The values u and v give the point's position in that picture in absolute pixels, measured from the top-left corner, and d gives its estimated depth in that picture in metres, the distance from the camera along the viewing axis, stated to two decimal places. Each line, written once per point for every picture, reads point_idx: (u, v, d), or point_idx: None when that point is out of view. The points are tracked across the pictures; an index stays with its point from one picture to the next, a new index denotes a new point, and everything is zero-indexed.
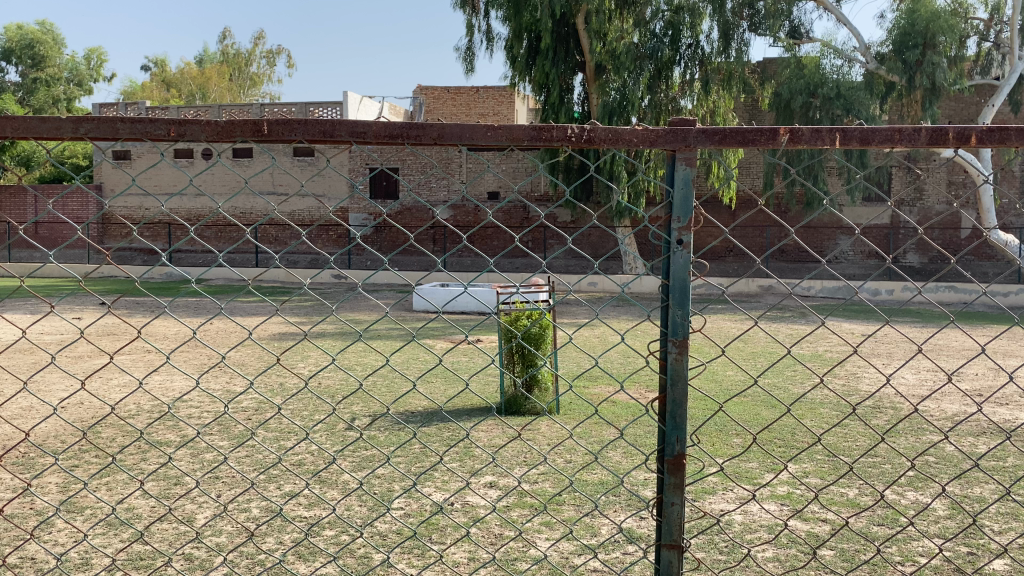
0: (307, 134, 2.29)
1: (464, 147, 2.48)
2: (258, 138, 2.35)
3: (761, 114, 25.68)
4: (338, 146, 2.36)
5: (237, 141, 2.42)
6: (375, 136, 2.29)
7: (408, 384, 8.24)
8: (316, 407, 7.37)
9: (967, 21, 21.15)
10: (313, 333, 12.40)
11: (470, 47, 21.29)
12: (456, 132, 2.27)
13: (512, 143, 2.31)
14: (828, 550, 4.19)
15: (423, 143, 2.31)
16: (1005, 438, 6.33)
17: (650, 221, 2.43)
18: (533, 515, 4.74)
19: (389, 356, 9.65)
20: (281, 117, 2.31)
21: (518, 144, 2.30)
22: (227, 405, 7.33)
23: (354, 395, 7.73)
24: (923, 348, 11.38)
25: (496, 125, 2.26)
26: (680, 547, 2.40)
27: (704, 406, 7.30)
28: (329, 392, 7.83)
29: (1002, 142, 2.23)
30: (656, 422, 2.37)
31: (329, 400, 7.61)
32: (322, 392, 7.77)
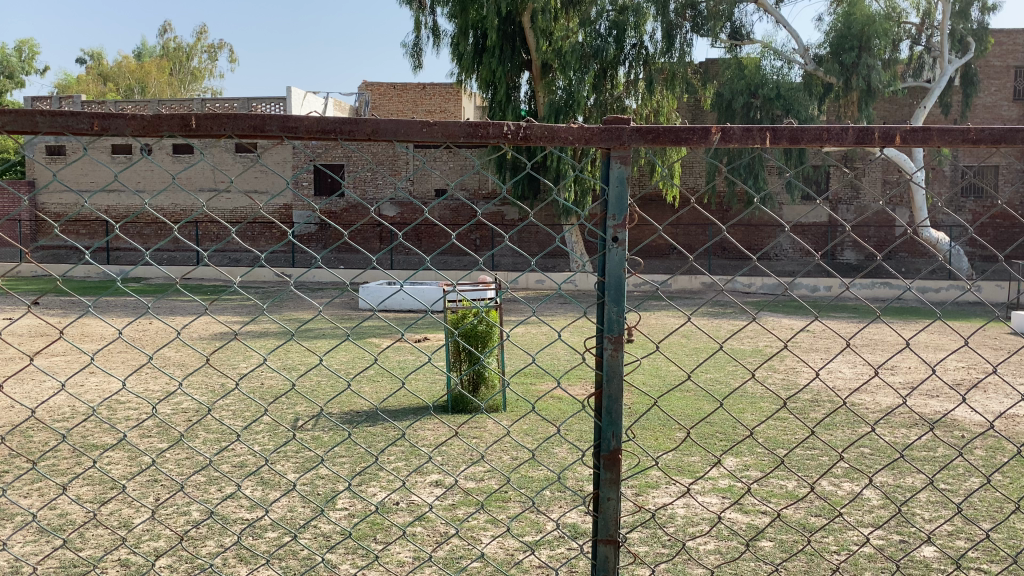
0: (237, 128, 2.23)
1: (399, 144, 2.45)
2: (186, 133, 2.27)
3: (704, 115, 26.10)
4: (270, 141, 2.31)
5: (164, 135, 2.35)
6: (306, 131, 2.25)
7: (346, 383, 8.19)
8: (254, 407, 7.26)
9: (900, 25, 21.94)
10: (248, 333, 12.20)
11: (417, 43, 21.23)
12: (391, 128, 2.23)
13: (447, 140, 2.28)
14: (767, 541, 4.29)
15: (357, 138, 2.28)
16: (932, 428, 6.57)
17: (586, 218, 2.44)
18: (478, 513, 4.75)
19: (325, 356, 9.57)
20: (210, 111, 2.24)
21: (453, 141, 2.27)
22: (163, 406, 7.21)
23: (293, 395, 7.65)
24: (856, 344, 11.71)
25: (431, 121, 2.22)
26: (616, 542, 2.41)
27: (644, 401, 7.38)
28: (268, 391, 7.73)
29: (925, 142, 2.29)
30: (592, 417, 2.38)
31: (266, 399, 7.52)
32: (260, 392, 7.67)
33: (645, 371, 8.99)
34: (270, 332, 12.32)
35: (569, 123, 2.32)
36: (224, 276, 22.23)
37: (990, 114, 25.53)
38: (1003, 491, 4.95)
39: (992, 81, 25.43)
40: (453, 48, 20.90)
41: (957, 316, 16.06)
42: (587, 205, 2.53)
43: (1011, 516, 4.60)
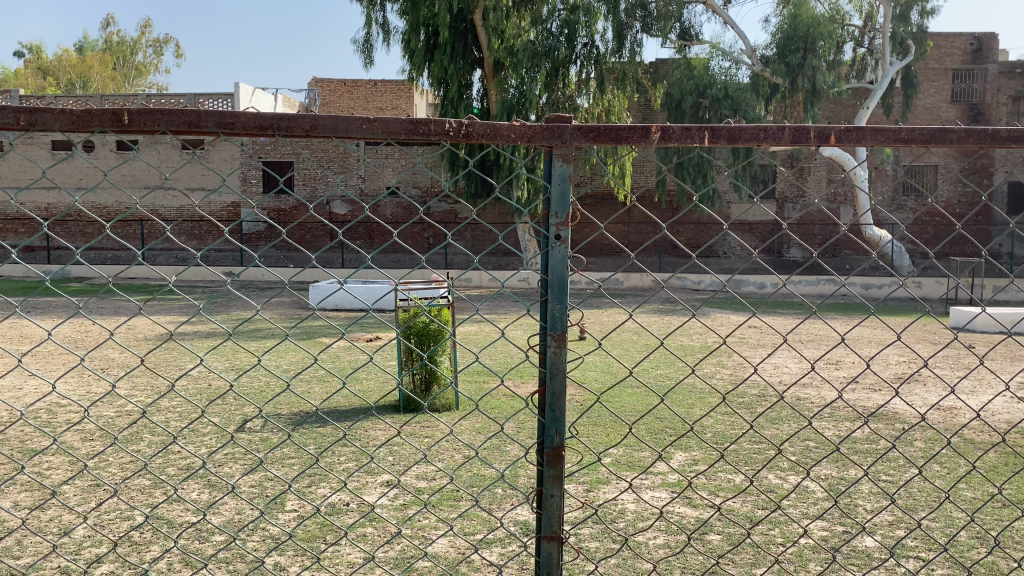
0: (171, 125, 2.18)
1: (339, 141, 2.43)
2: (118, 129, 2.22)
3: (654, 115, 26.34)
4: (205, 137, 2.27)
5: (95, 131, 2.28)
6: (243, 127, 2.22)
7: (282, 384, 8.08)
8: (195, 409, 7.13)
9: (843, 27, 22.47)
10: (185, 334, 11.95)
11: (368, 39, 21.05)
12: (331, 124, 2.21)
13: (388, 137, 2.26)
14: (716, 535, 4.36)
15: (296, 135, 2.25)
16: (868, 420, 6.74)
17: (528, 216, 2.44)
18: (429, 513, 4.73)
19: (262, 357, 9.43)
20: (143, 107, 2.19)
21: (394, 137, 2.25)
22: (98, 409, 7.02)
23: (230, 396, 7.51)
24: (797, 339, 11.94)
25: (370, 118, 2.20)
26: (560, 539, 2.42)
27: (588, 398, 7.44)
28: (205, 393, 7.58)
29: (857, 142, 2.34)
30: (536, 415, 2.38)
31: (199, 400, 7.37)
32: (196, 393, 7.52)
33: (595, 368, 9.05)
34: (213, 332, 12.09)
35: (511, 121, 2.31)
36: (165, 276, 21.81)
37: (930, 114, 26.18)
38: (940, 481, 5.09)
39: (932, 83, 26.11)
40: (405, 44, 20.76)
41: (891, 312, 16.52)
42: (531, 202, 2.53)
43: (949, 505, 4.73)
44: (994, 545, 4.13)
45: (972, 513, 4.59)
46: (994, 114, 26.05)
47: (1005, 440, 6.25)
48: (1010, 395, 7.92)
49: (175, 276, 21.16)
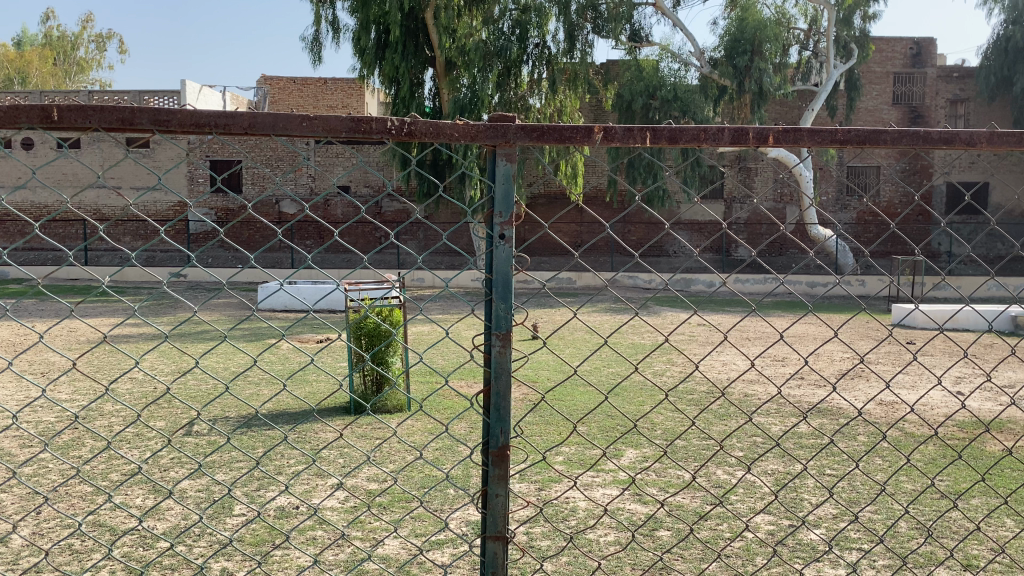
0: (104, 121, 2.12)
1: (279, 138, 2.38)
2: (48, 126, 2.14)
3: (605, 116, 26.53)
4: (141, 134, 2.21)
5: (22, 128, 2.21)
6: (180, 124, 2.16)
7: (221, 386, 7.95)
8: (133, 412, 6.97)
9: (789, 30, 22.99)
10: (120, 336, 11.69)
11: (316, 37, 20.81)
12: (270, 121, 2.17)
13: (328, 135, 2.23)
14: (666, 531, 4.40)
15: (234, 133, 2.20)
16: (805, 416, 6.89)
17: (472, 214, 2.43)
18: (381, 514, 4.70)
19: (199, 359, 9.26)
20: (74, 103, 2.13)
21: (335, 136, 2.23)
22: (32, 415, 6.82)
23: (167, 399, 7.35)
24: (739, 337, 12.15)
25: (310, 115, 2.17)
26: (505, 538, 2.41)
27: (535, 397, 7.46)
28: (142, 396, 7.41)
29: (795, 142, 2.38)
30: (480, 415, 2.38)
31: (132, 404, 7.21)
32: (130, 397, 7.35)
33: (547, 366, 9.07)
34: (157, 334, 11.84)
35: (454, 120, 2.29)
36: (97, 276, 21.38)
37: (873, 117, 26.84)
38: (880, 475, 5.22)
39: (874, 86, 26.77)
40: (355, 42, 20.57)
41: (827, 309, 16.95)
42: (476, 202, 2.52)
43: (890, 497, 4.85)
44: (932, 535, 4.25)
45: (912, 505, 4.70)
46: (933, 116, 26.80)
47: (941, 433, 6.42)
48: (946, 390, 8.15)
49: (109, 276, 20.80)
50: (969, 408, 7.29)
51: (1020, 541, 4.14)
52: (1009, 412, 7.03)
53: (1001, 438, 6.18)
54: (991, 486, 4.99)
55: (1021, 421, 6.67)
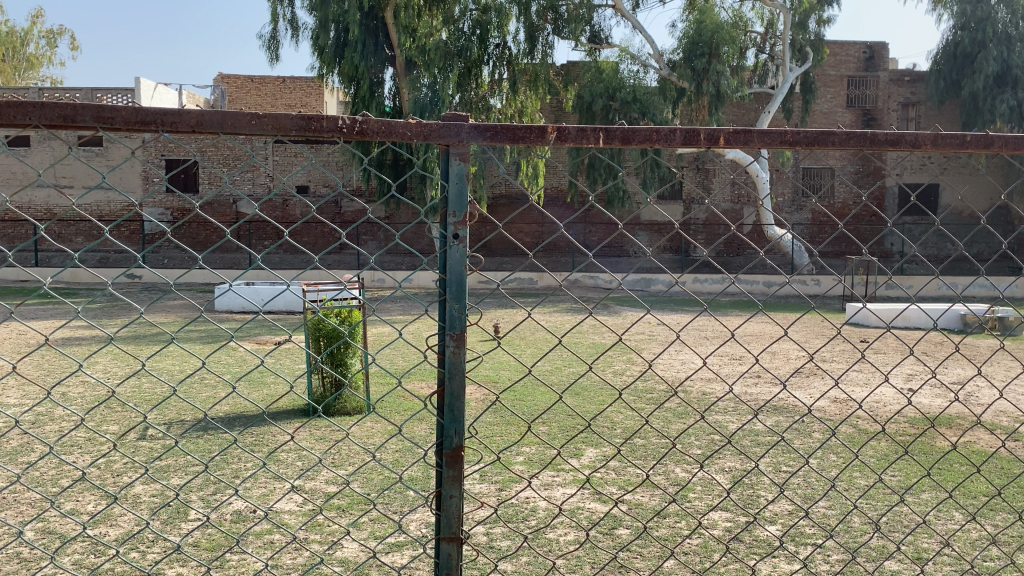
0: (45, 119, 2.07)
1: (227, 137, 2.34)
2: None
3: (565, 116, 26.63)
4: (84, 131, 2.16)
5: None
6: (124, 121, 2.12)
7: (169, 388, 7.81)
8: (80, 416, 6.80)
9: (746, 33, 23.35)
10: (68, 339, 11.42)
11: (274, 35, 20.58)
12: (218, 119, 2.13)
13: (278, 134, 2.20)
14: (624, 529, 4.43)
15: (181, 130, 2.16)
16: (754, 414, 6.98)
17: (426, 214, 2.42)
18: (341, 517, 4.65)
19: (147, 361, 9.09)
20: (14, 99, 2.07)
21: (284, 134, 2.20)
22: None
23: (114, 402, 7.20)
24: (694, 336, 12.29)
25: (260, 114, 2.14)
26: (459, 540, 2.41)
27: (493, 396, 7.46)
28: (89, 400, 7.24)
29: (744, 144, 2.41)
30: (434, 415, 2.37)
31: (78, 409, 7.04)
32: (76, 401, 7.18)
33: (506, 366, 9.09)
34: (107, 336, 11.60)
35: (406, 118, 2.27)
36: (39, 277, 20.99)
37: (826, 119, 27.38)
38: (834, 471, 5.30)
39: (829, 88, 27.31)
40: (313, 41, 20.40)
41: (778, 308, 17.26)
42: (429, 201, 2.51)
43: (844, 491, 4.93)
44: (883, 529, 4.32)
45: (864, 499, 4.79)
46: (885, 119, 27.37)
47: (890, 429, 6.57)
48: (895, 386, 8.33)
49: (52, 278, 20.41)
50: (915, 404, 7.45)
51: (966, 533, 4.23)
52: (954, 408, 7.22)
53: (947, 433, 6.34)
54: (938, 480, 5.10)
55: (966, 417, 6.85)
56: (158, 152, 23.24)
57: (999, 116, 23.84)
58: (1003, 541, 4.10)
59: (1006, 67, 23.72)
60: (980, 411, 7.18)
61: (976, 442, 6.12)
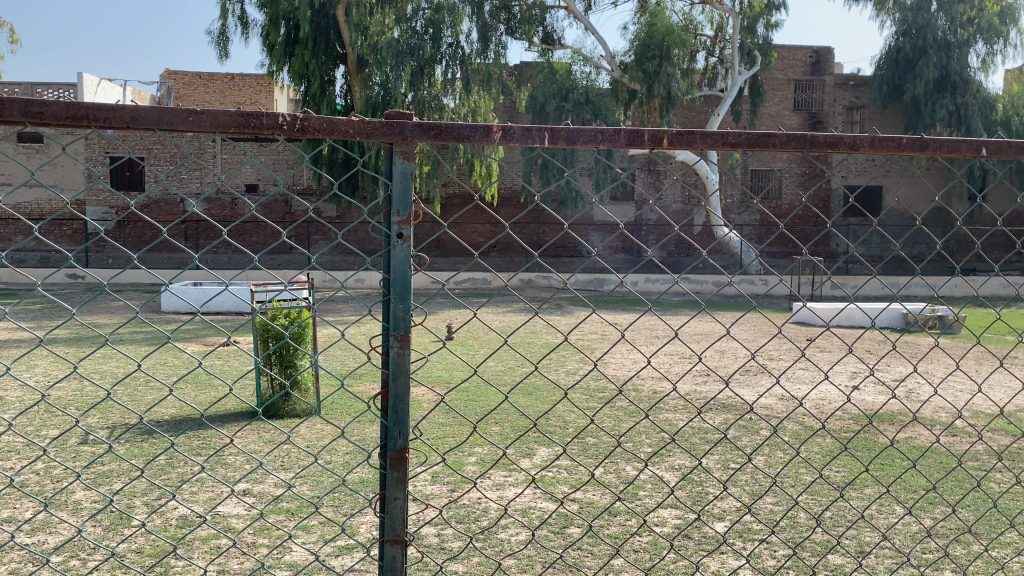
0: None
1: (164, 134, 2.29)
2: None
3: (519, 116, 26.67)
4: (12, 126, 2.08)
5: None
6: (55, 117, 2.05)
7: (107, 391, 7.61)
8: (13, 422, 6.58)
9: (696, 37, 23.69)
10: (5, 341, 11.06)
11: (223, 31, 20.24)
12: (153, 115, 2.08)
13: (217, 131, 2.15)
14: (575, 528, 4.45)
15: (115, 127, 2.10)
16: (699, 412, 7.07)
17: (370, 213, 2.40)
18: (290, 521, 4.58)
19: (82, 365, 8.83)
20: None
21: (224, 131, 2.15)
22: None
23: (50, 406, 6.99)
24: (643, 335, 12.42)
25: (198, 110, 2.09)
26: (403, 542, 2.38)
27: (443, 397, 7.44)
28: (25, 405, 7.01)
29: (688, 145, 2.44)
30: (378, 417, 2.34)
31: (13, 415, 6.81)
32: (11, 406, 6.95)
33: (458, 366, 9.09)
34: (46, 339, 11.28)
35: (349, 116, 2.25)
36: None
37: (774, 122, 27.91)
38: (780, 467, 5.40)
39: (777, 92, 27.86)
40: (263, 37, 20.09)
41: (723, 307, 17.59)
42: (374, 199, 2.49)
43: (789, 486, 5.02)
44: (827, 524, 4.41)
45: (809, 495, 4.88)
46: (831, 122, 27.96)
47: (833, 426, 6.73)
48: (837, 383, 8.54)
49: None
50: (853, 400, 7.64)
51: (905, 527, 4.35)
52: (893, 404, 7.42)
53: (887, 429, 6.52)
54: (879, 475, 5.23)
55: (905, 412, 7.04)
56: (101, 149, 22.90)
57: (939, 120, 24.53)
58: (940, 534, 4.22)
59: (946, 73, 24.40)
60: (919, 406, 7.40)
61: (915, 437, 6.30)
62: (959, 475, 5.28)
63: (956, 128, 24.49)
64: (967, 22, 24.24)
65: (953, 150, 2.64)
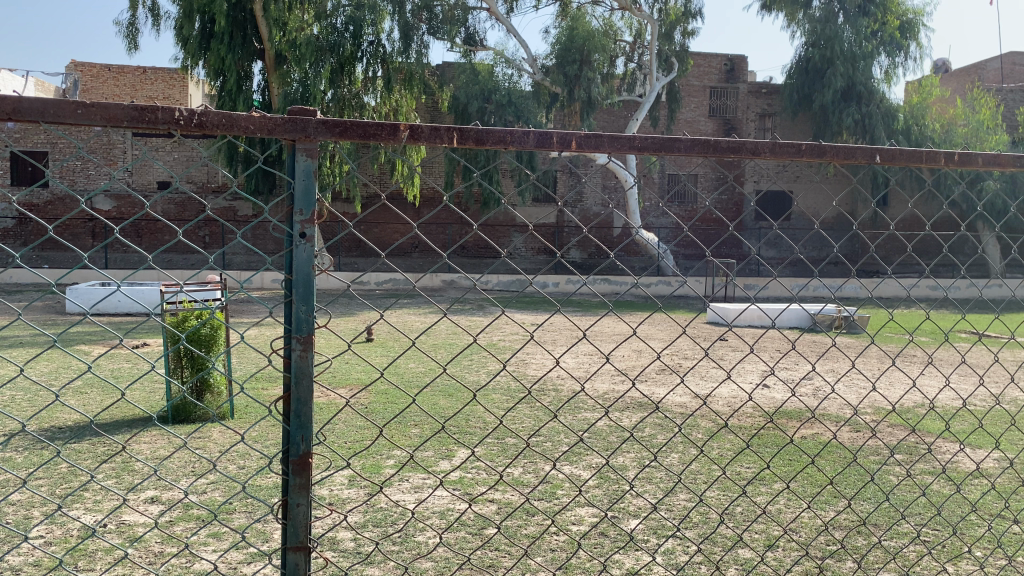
0: None
1: (51, 126, 2.18)
2: None
3: (441, 116, 26.51)
4: None
5: None
6: None
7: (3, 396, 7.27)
8: None
9: (616, 42, 24.17)
10: None
11: (133, 22, 19.54)
12: (37, 107, 1.98)
13: (109, 125, 2.06)
14: (493, 529, 4.44)
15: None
16: (633, 411, 7.20)
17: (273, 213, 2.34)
18: (200, 528, 4.44)
19: None
20: None
21: (116, 125, 2.06)
22: None
23: None
24: (569, 336, 12.62)
25: (87, 102, 2.00)
26: (307, 549, 2.34)
27: (372, 400, 7.37)
28: None
29: (597, 148, 2.47)
30: (281, 422, 2.29)
31: None
32: None
33: (382, 368, 9.00)
34: None
35: (250, 113, 2.18)
36: None
37: (691, 128, 28.59)
38: (694, 464, 5.55)
39: (693, 98, 28.60)
40: (177, 31, 19.49)
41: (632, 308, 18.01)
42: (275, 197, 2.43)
43: (699, 483, 5.14)
44: (736, 519, 4.53)
45: (717, 491, 5.02)
46: (744, 128, 28.75)
47: (741, 423, 6.93)
48: (744, 382, 8.82)
49: None
50: (758, 398, 7.88)
51: (810, 521, 4.50)
52: (798, 402, 7.69)
53: (791, 425, 6.75)
54: (784, 470, 5.41)
55: (809, 409, 7.33)
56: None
57: (845, 128, 25.58)
58: (841, 526, 4.39)
59: (852, 83, 25.44)
60: (824, 404, 7.69)
61: (818, 433, 6.55)
62: (859, 469, 5.52)
63: (861, 136, 25.56)
64: (871, 35, 25.35)
65: (848, 156, 2.76)
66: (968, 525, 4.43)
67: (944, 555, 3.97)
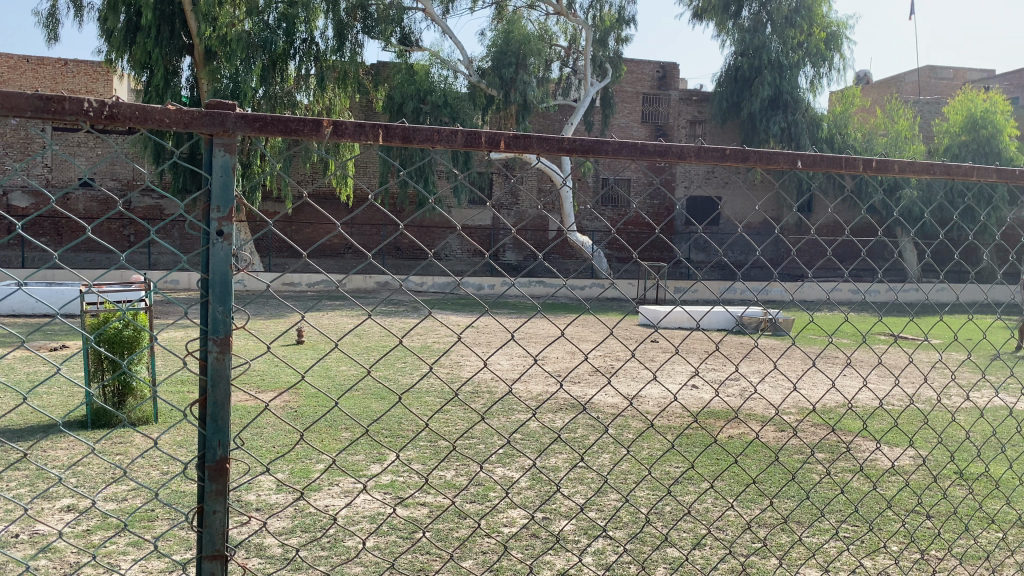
0: None
1: None
2: None
3: (375, 116, 26.28)
4: None
5: None
6: None
7: None
8: None
9: (552, 46, 24.37)
10: None
11: (53, 13, 18.84)
12: None
13: (12, 114, 1.97)
14: (425, 532, 4.39)
15: None
16: (564, 411, 7.27)
17: (189, 211, 2.27)
18: (117, 536, 4.28)
19: None
20: None
21: (20, 116, 1.98)
22: None
23: None
24: (502, 338, 12.66)
25: None
26: (223, 558, 2.27)
27: (300, 404, 7.24)
28: None
29: (525, 148, 2.46)
30: (196, 426, 2.21)
31: None
32: None
33: (314, 371, 8.87)
34: None
35: (165, 105, 2.11)
36: None
37: (624, 133, 29.00)
38: (625, 464, 5.62)
39: (626, 104, 29.01)
40: (101, 23, 18.88)
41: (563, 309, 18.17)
42: (195, 193, 2.36)
43: (629, 483, 5.20)
44: (664, 519, 4.58)
45: (645, 490, 5.09)
46: (675, 134, 29.27)
47: (670, 423, 7.05)
48: (671, 382, 9.01)
49: None
50: (685, 399, 8.05)
51: (735, 519, 4.59)
52: (723, 402, 7.90)
53: (717, 425, 6.90)
54: (711, 469, 5.51)
55: (735, 410, 7.52)
56: None
57: (772, 136, 26.29)
58: (765, 523, 4.50)
59: (779, 92, 26.16)
60: (747, 404, 7.89)
61: (744, 433, 6.71)
62: (783, 467, 5.66)
63: (787, 144, 26.33)
64: (797, 45, 26.10)
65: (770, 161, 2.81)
66: (884, 521, 4.58)
67: (862, 550, 4.09)
